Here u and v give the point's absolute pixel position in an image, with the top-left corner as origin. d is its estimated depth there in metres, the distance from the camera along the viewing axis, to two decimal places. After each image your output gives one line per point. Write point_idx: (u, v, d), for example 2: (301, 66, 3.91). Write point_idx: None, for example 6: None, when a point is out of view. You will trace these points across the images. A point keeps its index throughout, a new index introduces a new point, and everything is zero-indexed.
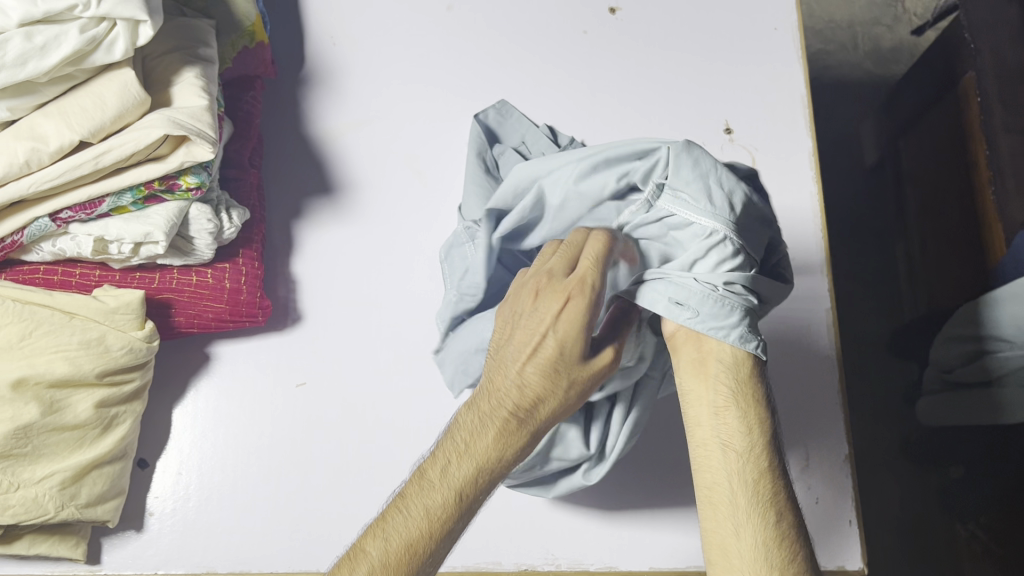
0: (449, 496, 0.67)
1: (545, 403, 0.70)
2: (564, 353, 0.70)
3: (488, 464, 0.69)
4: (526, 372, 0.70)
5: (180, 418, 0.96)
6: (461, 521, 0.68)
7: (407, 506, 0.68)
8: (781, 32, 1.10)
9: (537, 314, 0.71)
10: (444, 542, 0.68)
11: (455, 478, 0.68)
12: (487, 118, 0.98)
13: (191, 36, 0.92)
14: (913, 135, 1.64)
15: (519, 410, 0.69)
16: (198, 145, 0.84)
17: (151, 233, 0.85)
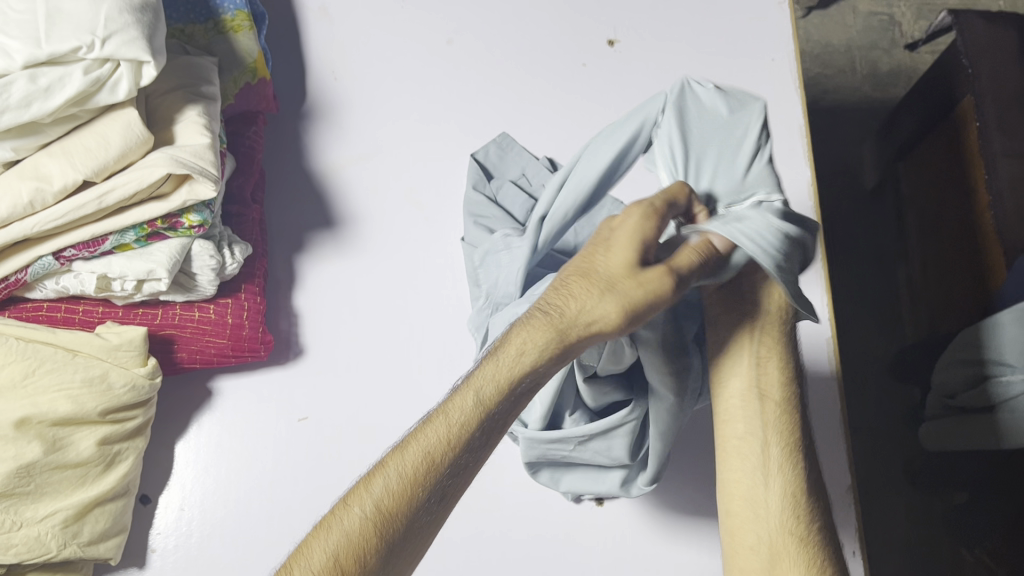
0: (479, 404, 0.57)
1: (595, 309, 0.61)
2: (614, 259, 0.63)
3: (528, 371, 0.59)
4: (571, 280, 0.63)
5: (181, 453, 0.96)
6: (484, 440, 0.57)
7: (428, 423, 0.57)
8: (779, 63, 1.10)
9: (592, 236, 0.67)
10: (468, 459, 0.56)
11: (477, 384, 0.58)
12: (488, 153, 1.02)
13: (194, 74, 0.93)
14: (912, 158, 1.64)
15: (568, 316, 0.61)
16: (201, 182, 0.84)
17: (154, 270, 0.86)
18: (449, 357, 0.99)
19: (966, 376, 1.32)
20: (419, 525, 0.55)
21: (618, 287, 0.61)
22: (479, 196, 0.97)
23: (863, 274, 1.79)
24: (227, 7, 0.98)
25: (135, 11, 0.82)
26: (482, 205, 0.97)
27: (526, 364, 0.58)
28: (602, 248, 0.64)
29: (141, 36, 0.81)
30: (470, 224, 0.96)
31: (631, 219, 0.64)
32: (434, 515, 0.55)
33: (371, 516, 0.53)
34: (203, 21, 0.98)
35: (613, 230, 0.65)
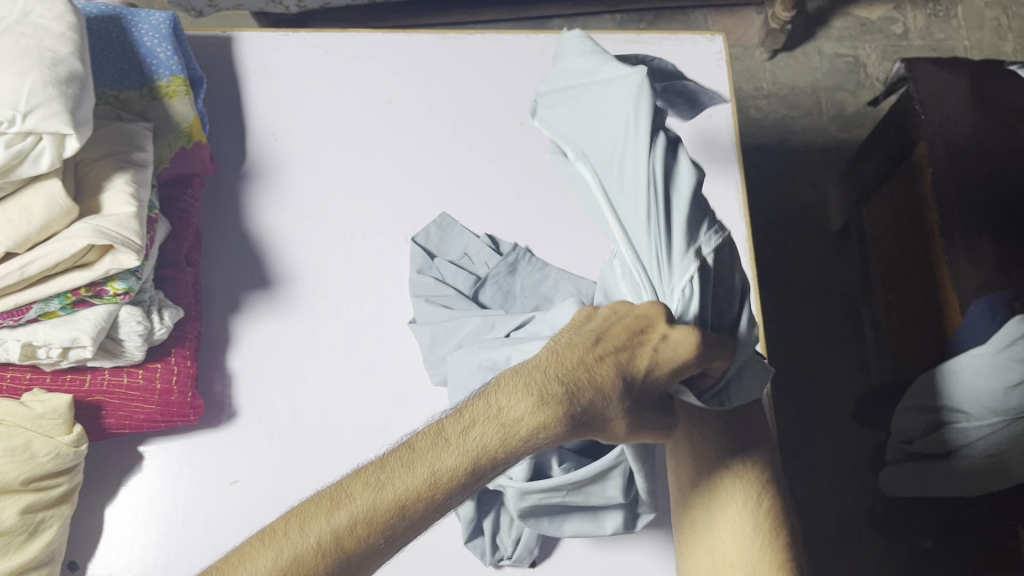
0: (464, 460, 0.56)
1: (603, 399, 0.61)
2: (635, 360, 0.64)
3: (520, 439, 0.58)
4: (599, 364, 0.62)
5: (112, 517, 0.95)
6: (459, 496, 0.58)
7: (414, 460, 0.56)
8: (715, 119, 1.13)
9: (641, 326, 0.65)
10: (434, 512, 0.57)
11: (475, 444, 0.57)
12: (428, 236, 1.05)
13: (126, 140, 0.94)
14: (874, 200, 1.61)
15: (577, 400, 0.60)
16: (123, 253, 0.84)
17: (78, 338, 0.86)
18: (382, 418, 0.99)
19: (923, 424, 1.28)
20: (373, 559, 0.55)
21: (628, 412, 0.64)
22: (428, 281, 1.01)
23: (830, 317, 1.73)
24: (163, 74, 1.00)
25: (61, 84, 0.83)
26: (431, 287, 1.01)
27: (529, 445, 0.58)
28: (646, 357, 0.64)
29: (64, 109, 0.82)
30: (422, 304, 0.99)
31: (682, 346, 0.65)
32: (388, 550, 0.56)
33: (333, 543, 0.53)
34: (138, 87, 1.00)
35: (662, 339, 0.65)
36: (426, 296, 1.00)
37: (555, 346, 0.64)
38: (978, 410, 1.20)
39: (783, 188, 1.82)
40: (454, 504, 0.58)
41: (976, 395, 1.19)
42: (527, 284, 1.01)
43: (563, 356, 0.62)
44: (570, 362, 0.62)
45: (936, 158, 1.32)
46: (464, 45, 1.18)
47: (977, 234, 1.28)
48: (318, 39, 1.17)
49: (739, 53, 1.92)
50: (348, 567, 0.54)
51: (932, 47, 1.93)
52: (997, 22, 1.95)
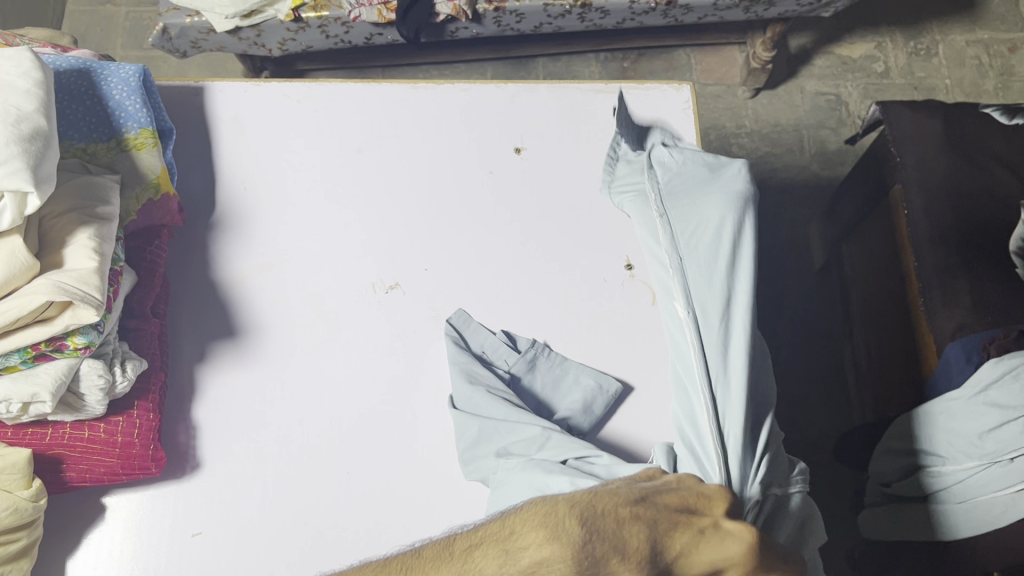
0: (457, 572, 0.66)
1: (613, 558, 0.66)
2: (663, 532, 0.70)
3: (520, 574, 0.65)
4: (626, 522, 0.68)
5: (72, 570, 0.95)
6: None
7: (418, 565, 0.67)
8: None
9: (699, 507, 0.74)
10: None
11: (473, 565, 0.66)
12: (454, 329, 1.04)
13: (91, 194, 0.95)
14: (855, 240, 1.58)
15: (593, 555, 0.65)
16: (83, 308, 0.85)
17: (37, 393, 0.87)
18: (346, 468, 0.99)
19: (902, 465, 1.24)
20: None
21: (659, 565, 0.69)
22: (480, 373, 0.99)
23: (812, 355, 1.69)
24: (131, 126, 1.02)
25: (23, 142, 0.84)
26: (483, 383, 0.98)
27: None
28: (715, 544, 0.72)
29: (26, 167, 0.82)
30: (483, 394, 0.96)
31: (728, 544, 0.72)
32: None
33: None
34: (106, 141, 1.02)
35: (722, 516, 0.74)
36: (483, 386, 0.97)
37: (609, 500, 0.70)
38: (955, 455, 1.15)
39: (765, 226, 1.80)
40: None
41: (955, 440, 1.15)
42: (548, 381, 1.01)
43: (628, 514, 0.69)
44: (623, 517, 0.68)
45: (910, 200, 1.30)
46: (434, 94, 1.19)
47: (951, 275, 1.25)
48: (289, 89, 1.19)
49: (722, 91, 1.92)
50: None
51: (913, 86, 1.91)
52: (978, 60, 1.92)
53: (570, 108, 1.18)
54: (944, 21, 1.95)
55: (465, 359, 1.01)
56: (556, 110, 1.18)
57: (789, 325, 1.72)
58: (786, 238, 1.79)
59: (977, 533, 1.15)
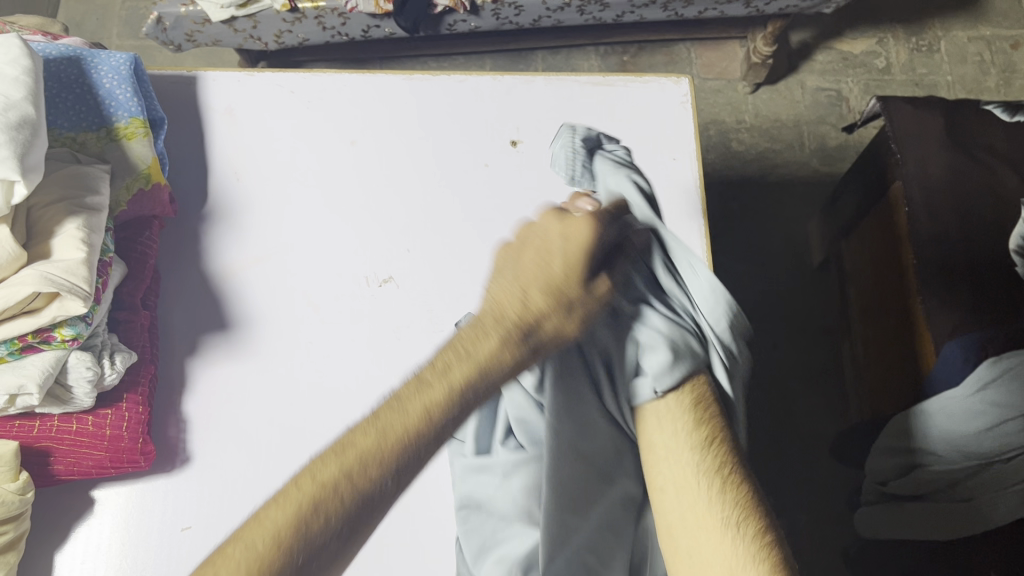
0: (395, 430, 0.57)
1: (541, 325, 0.64)
2: (530, 298, 0.65)
3: (456, 396, 0.59)
4: (529, 294, 0.64)
5: (60, 564, 0.94)
6: (452, 423, 0.59)
7: (356, 436, 0.57)
8: (679, 162, 1.12)
9: (542, 246, 0.67)
10: (377, 483, 0.56)
11: (417, 403, 0.58)
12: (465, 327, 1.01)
13: (80, 184, 0.94)
14: (855, 236, 1.56)
15: (519, 325, 0.63)
16: (70, 299, 0.84)
17: (24, 385, 0.85)
18: None
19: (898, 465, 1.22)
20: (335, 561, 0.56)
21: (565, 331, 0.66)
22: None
23: (810, 352, 1.68)
24: (122, 116, 1.01)
25: (11, 130, 0.83)
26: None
27: (459, 397, 0.59)
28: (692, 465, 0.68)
29: (13, 155, 0.81)
30: None
31: (580, 279, 0.67)
32: (353, 531, 0.55)
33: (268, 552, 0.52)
34: (96, 129, 1.00)
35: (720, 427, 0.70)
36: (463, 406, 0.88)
37: (506, 293, 0.65)
38: (951, 453, 1.15)
39: (764, 222, 1.79)
40: (443, 441, 0.59)
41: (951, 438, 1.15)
42: None
43: (494, 293, 0.65)
44: (489, 315, 0.64)
45: (910, 197, 1.29)
46: (430, 85, 1.18)
47: (950, 273, 1.24)
48: (284, 79, 1.17)
49: (722, 86, 1.91)
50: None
51: (915, 82, 1.89)
52: (980, 57, 1.91)
53: (567, 101, 1.17)
54: (946, 17, 1.94)
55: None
56: (554, 103, 1.16)
57: (787, 322, 1.71)
58: (785, 234, 1.78)
59: (955, 535, 1.16)
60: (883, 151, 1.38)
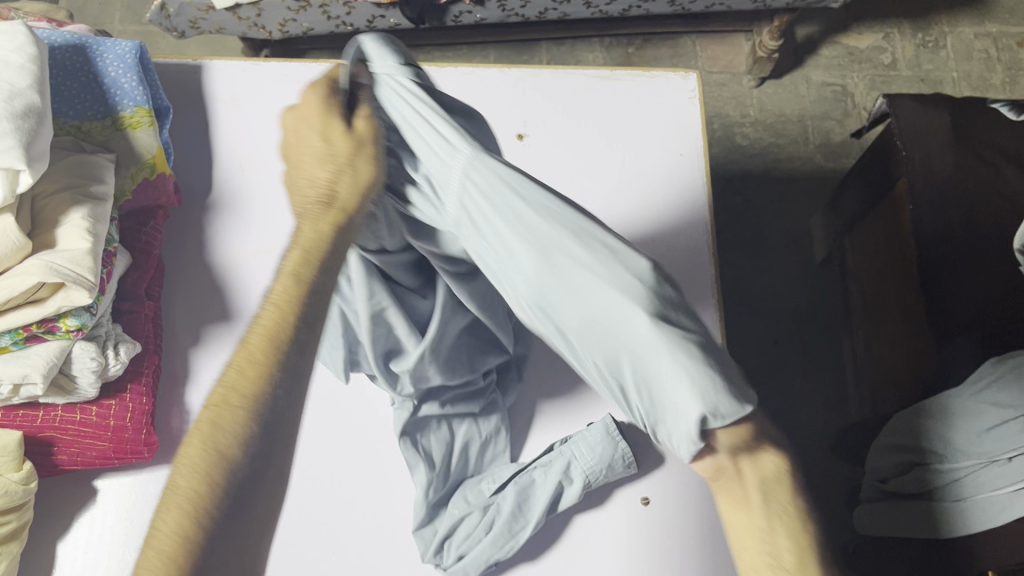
0: (255, 364, 0.56)
1: (344, 184, 0.62)
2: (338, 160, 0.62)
3: (290, 318, 0.58)
4: (312, 171, 0.62)
5: (62, 555, 0.94)
6: (310, 333, 0.59)
7: (229, 380, 0.56)
8: (686, 158, 1.12)
9: (306, 121, 0.64)
10: (260, 425, 0.55)
11: (264, 335, 0.58)
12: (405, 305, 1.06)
13: (85, 173, 0.93)
14: (857, 233, 1.56)
15: (329, 192, 0.61)
16: (75, 290, 0.84)
17: (27, 374, 0.85)
18: None
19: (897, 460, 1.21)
20: (274, 513, 0.55)
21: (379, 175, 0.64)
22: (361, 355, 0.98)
23: (811, 348, 1.68)
24: (127, 105, 1.00)
25: (16, 119, 0.82)
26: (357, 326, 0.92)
27: (296, 317, 0.58)
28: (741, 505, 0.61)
29: (19, 144, 0.81)
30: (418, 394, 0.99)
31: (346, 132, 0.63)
32: (283, 469, 0.56)
33: (181, 537, 0.52)
34: (101, 118, 1.00)
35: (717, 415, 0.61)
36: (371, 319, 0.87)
37: (305, 216, 0.62)
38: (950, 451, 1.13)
39: (766, 218, 1.78)
40: (320, 329, 0.60)
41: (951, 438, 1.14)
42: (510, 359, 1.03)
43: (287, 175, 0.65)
44: (293, 210, 0.62)
45: (915, 196, 1.28)
46: (437, 76, 1.17)
47: (953, 272, 1.24)
48: (289, 69, 1.17)
49: (727, 79, 1.89)
50: (213, 551, 0.52)
51: (920, 78, 1.89)
52: (986, 53, 1.90)
53: (574, 94, 1.16)
54: (953, 13, 1.93)
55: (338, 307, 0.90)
56: (561, 96, 1.16)
57: (789, 317, 1.71)
58: (788, 229, 1.77)
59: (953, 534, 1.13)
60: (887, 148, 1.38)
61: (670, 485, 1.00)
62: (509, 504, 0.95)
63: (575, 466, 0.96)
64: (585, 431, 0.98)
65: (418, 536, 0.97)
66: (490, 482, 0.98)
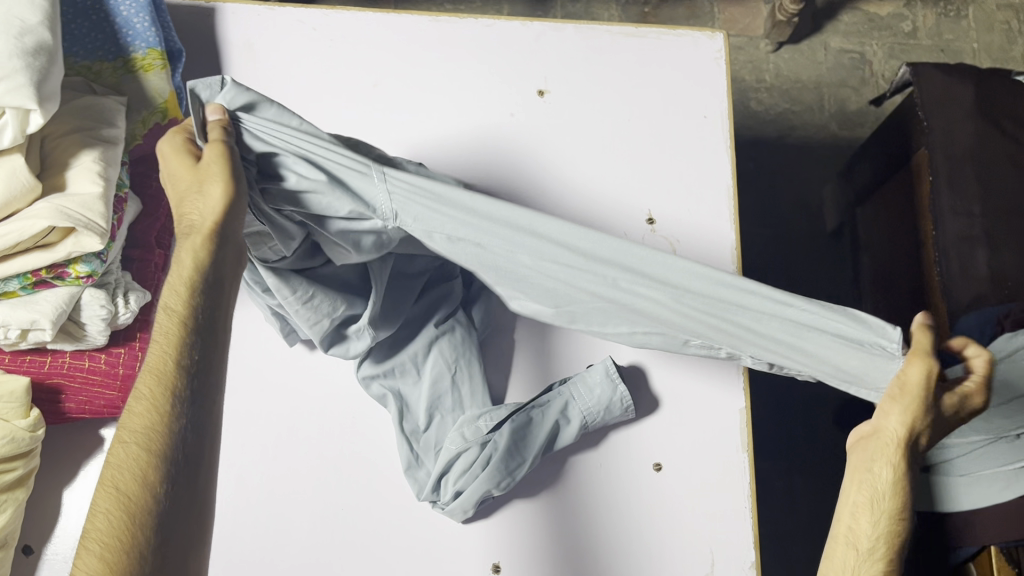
0: (152, 400, 0.65)
1: (201, 213, 0.72)
2: (199, 185, 0.73)
3: (174, 353, 0.67)
4: (183, 207, 0.74)
5: (70, 502, 0.93)
6: (201, 361, 0.68)
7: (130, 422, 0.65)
8: (710, 121, 1.09)
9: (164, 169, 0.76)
10: (166, 457, 0.64)
11: (152, 373, 0.67)
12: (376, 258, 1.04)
13: (96, 116, 0.91)
14: (870, 203, 1.52)
15: (192, 224, 0.73)
16: (86, 235, 0.82)
17: (37, 321, 0.84)
18: None
19: None
20: (204, 526, 0.64)
21: (237, 191, 0.73)
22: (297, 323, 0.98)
23: None
24: (139, 46, 0.97)
25: (26, 56, 0.79)
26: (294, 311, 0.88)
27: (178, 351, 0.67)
28: (869, 484, 0.79)
29: (29, 82, 0.78)
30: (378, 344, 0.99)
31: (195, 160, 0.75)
32: (197, 487, 0.64)
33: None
34: (113, 59, 0.97)
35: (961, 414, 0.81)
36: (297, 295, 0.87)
37: (186, 257, 0.71)
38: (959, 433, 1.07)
39: (777, 185, 1.74)
40: (210, 364, 0.69)
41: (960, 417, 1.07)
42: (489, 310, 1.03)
43: (178, 195, 0.74)
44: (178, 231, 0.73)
45: (935, 166, 1.24)
46: (457, 28, 1.13)
47: (971, 243, 1.20)
48: (306, 15, 1.13)
49: (744, 42, 1.83)
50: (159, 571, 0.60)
51: (940, 48, 1.83)
52: (1007, 25, 1.85)
53: (598, 51, 1.13)
54: None
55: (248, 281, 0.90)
56: (584, 53, 1.12)
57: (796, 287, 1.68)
58: (799, 197, 1.73)
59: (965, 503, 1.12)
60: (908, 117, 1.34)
61: (686, 448, 0.98)
62: (505, 441, 0.92)
63: (574, 406, 0.96)
64: (586, 372, 0.97)
65: (412, 478, 0.96)
66: (488, 419, 0.94)
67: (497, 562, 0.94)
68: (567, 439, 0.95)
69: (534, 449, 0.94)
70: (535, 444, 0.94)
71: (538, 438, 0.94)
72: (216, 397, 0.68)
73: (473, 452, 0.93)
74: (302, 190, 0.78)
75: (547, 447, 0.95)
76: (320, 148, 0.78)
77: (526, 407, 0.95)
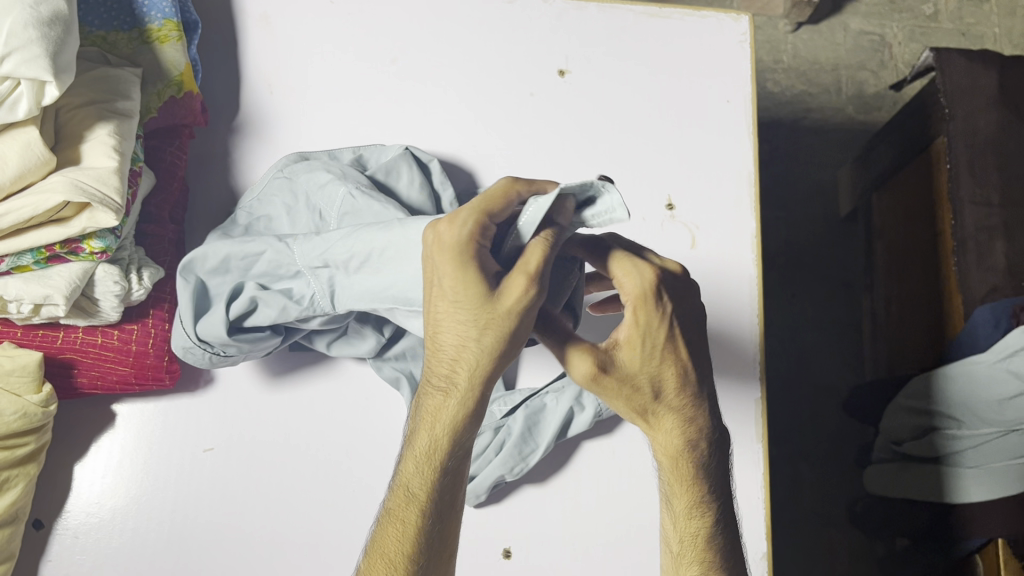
0: (420, 499, 0.71)
1: (465, 357, 0.70)
2: (484, 321, 0.69)
3: (437, 457, 0.71)
4: (468, 337, 0.69)
5: (80, 476, 0.94)
6: (459, 458, 0.72)
7: (396, 509, 0.71)
8: (732, 106, 1.08)
9: (478, 331, 0.69)
10: (429, 550, 0.71)
11: (417, 478, 0.71)
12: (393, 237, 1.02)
13: (111, 88, 0.89)
14: (888, 188, 1.47)
15: (456, 366, 0.70)
16: (101, 211, 0.80)
17: (50, 296, 0.83)
18: (365, 394, 0.97)
19: (912, 427, 1.16)
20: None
21: (515, 339, 0.71)
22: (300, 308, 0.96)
23: (829, 304, 1.62)
24: (154, 17, 0.95)
25: (42, 26, 0.77)
26: (251, 351, 0.91)
27: (450, 451, 0.71)
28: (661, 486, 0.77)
29: (44, 54, 0.77)
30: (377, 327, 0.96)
31: (495, 307, 0.69)
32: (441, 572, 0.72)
33: None
34: (128, 30, 0.96)
35: (667, 319, 0.73)
36: (208, 349, 0.90)
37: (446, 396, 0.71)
38: (972, 418, 1.10)
39: (793, 168, 1.69)
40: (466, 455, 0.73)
41: (972, 400, 1.10)
42: None
43: (436, 314, 0.70)
44: (445, 361, 0.71)
45: (954, 155, 1.20)
46: (475, 5, 1.11)
47: (988, 238, 1.17)
48: None
49: (762, 22, 1.77)
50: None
51: (960, 32, 1.79)
52: None
53: (620, 30, 1.10)
54: None
55: (197, 355, 0.91)
56: (605, 34, 1.10)
57: (802, 269, 1.64)
58: (814, 180, 1.69)
59: (964, 500, 1.12)
60: (931, 101, 1.30)
61: None
62: (517, 427, 0.93)
63: (588, 393, 0.94)
64: None
65: None
66: (501, 405, 0.96)
67: (507, 548, 0.94)
68: (584, 426, 0.94)
69: (546, 435, 0.93)
70: (547, 430, 0.94)
71: (552, 426, 0.93)
72: (463, 486, 0.73)
73: (483, 437, 0.94)
74: (248, 263, 0.88)
75: (562, 432, 0.94)
76: (188, 289, 0.87)
77: (540, 394, 0.95)
